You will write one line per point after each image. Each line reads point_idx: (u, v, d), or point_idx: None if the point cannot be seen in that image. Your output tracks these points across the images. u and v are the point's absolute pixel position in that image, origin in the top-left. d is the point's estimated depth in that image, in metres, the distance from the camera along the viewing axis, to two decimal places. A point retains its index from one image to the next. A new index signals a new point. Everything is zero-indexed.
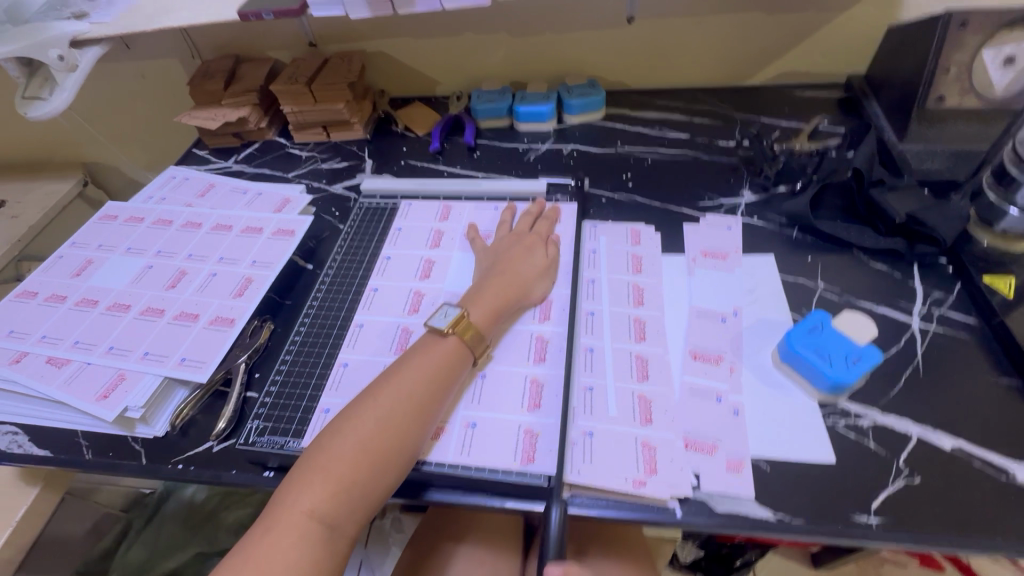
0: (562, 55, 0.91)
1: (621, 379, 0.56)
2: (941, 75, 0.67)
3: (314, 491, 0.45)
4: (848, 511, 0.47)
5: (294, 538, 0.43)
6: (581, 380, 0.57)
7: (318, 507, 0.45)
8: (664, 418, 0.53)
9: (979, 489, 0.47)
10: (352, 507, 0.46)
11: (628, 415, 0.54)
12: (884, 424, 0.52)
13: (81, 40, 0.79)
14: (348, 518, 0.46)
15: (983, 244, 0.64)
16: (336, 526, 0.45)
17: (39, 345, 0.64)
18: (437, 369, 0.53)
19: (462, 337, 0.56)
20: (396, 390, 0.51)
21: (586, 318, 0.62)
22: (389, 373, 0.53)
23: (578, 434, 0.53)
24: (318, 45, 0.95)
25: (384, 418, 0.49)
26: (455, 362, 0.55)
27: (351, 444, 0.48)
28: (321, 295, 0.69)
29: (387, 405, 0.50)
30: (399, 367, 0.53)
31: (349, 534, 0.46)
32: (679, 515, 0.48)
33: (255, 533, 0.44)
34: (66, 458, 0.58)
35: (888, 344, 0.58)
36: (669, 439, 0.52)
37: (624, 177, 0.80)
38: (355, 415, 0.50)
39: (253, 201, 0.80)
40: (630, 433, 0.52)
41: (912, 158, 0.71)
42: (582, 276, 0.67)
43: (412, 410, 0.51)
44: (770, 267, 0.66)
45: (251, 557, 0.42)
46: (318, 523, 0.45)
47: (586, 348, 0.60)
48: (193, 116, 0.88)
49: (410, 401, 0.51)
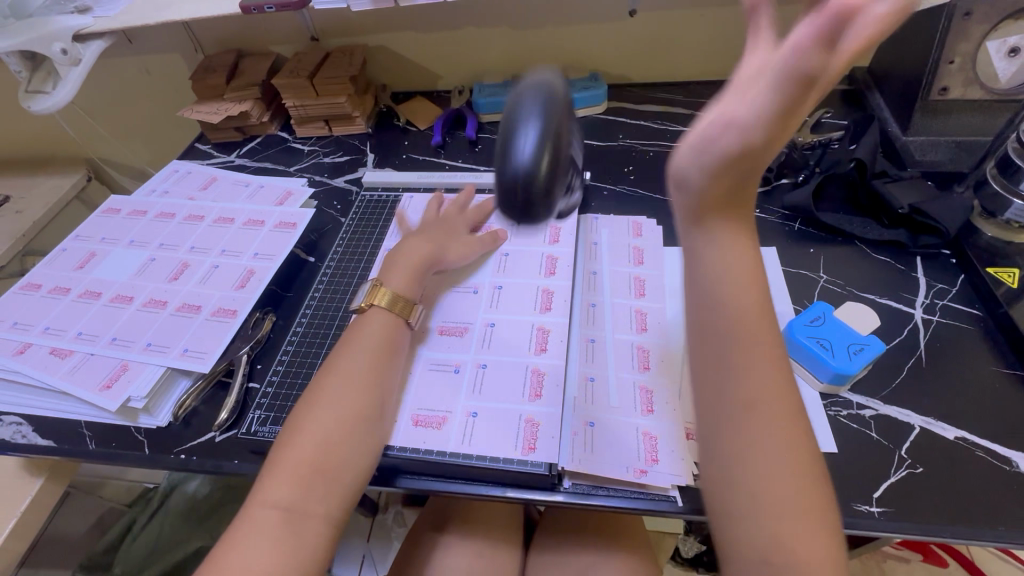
0: (564, 48, 0.91)
1: (621, 370, 0.57)
2: (944, 66, 0.66)
3: (273, 480, 0.45)
4: (850, 500, 0.47)
5: (260, 530, 0.43)
6: (582, 370, 0.57)
7: (277, 494, 0.45)
8: (665, 408, 0.53)
9: (983, 480, 0.47)
10: (315, 491, 0.45)
11: (629, 406, 0.54)
12: (886, 414, 0.52)
13: (84, 33, 0.79)
14: (312, 501, 0.45)
15: (988, 236, 0.64)
16: (300, 511, 0.44)
17: (43, 337, 0.64)
18: (376, 343, 0.54)
19: (390, 309, 0.57)
20: (341, 369, 0.52)
21: (585, 309, 0.63)
22: (331, 356, 0.54)
23: (578, 424, 0.52)
24: (320, 40, 0.95)
25: (331, 397, 0.50)
26: (389, 335, 0.55)
27: (306, 427, 0.48)
28: (323, 287, 0.69)
29: (333, 385, 0.51)
30: (340, 348, 0.54)
31: (320, 516, 0.45)
32: (680, 504, 0.48)
33: (230, 535, 0.44)
34: (70, 448, 0.58)
35: (891, 335, 0.58)
36: (670, 428, 0.52)
37: (626, 170, 0.80)
38: (306, 401, 0.50)
39: (254, 194, 0.80)
40: (632, 423, 0.52)
41: (915, 149, 0.71)
42: (583, 268, 0.67)
43: (358, 385, 0.51)
44: (772, 259, 0.66)
45: (224, 556, 0.42)
46: (280, 510, 0.44)
47: (586, 339, 0.60)
48: (195, 110, 0.88)
49: (354, 377, 0.51)
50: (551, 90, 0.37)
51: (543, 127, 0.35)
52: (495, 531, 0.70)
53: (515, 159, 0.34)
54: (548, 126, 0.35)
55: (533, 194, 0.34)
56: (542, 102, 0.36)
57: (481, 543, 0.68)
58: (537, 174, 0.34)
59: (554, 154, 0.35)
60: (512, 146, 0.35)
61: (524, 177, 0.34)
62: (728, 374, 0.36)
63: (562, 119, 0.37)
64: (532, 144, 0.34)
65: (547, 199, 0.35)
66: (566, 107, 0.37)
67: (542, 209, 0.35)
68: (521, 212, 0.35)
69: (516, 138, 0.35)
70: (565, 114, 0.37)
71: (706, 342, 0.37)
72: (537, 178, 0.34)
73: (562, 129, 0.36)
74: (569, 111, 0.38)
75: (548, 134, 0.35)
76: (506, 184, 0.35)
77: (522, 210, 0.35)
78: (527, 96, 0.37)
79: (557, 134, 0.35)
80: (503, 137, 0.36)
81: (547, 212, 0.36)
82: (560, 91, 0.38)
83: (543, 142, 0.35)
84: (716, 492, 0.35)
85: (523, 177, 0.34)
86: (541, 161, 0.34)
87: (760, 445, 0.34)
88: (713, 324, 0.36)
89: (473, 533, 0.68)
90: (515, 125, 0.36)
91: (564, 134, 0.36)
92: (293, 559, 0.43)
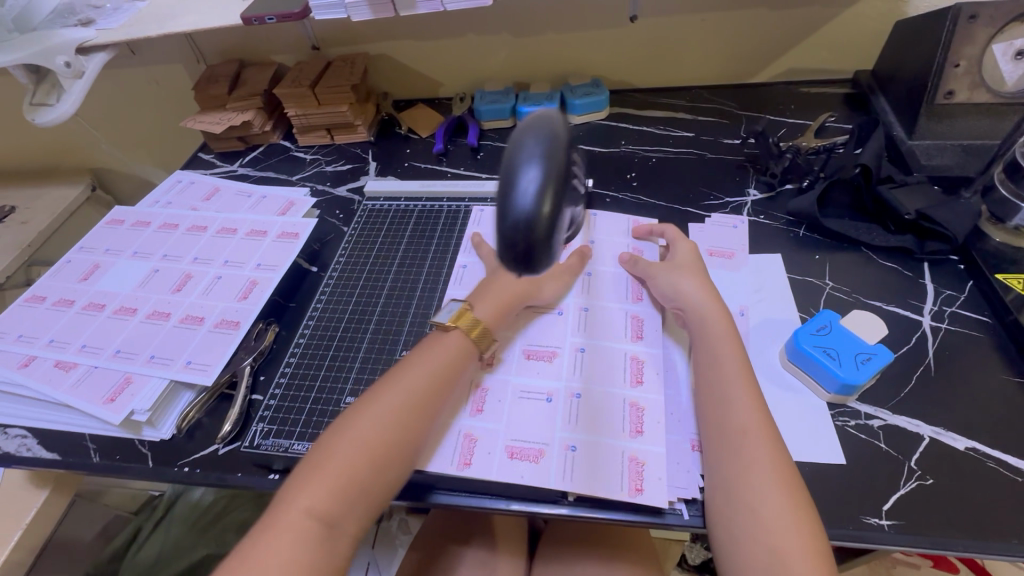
0: (565, 55, 0.91)
1: (613, 383, 0.56)
2: (949, 70, 0.66)
3: (314, 489, 0.45)
4: (859, 513, 0.46)
5: (292, 536, 0.42)
6: (569, 385, 0.56)
7: (318, 504, 0.44)
8: (655, 428, 0.52)
9: (994, 491, 0.46)
10: (352, 505, 0.45)
11: (618, 425, 0.53)
12: (895, 424, 0.51)
13: (88, 46, 0.80)
14: (347, 516, 0.45)
15: (997, 241, 0.63)
16: (335, 524, 0.44)
17: (47, 350, 0.64)
18: (442, 365, 0.54)
19: (467, 331, 0.56)
20: (399, 386, 0.51)
21: (578, 315, 0.62)
22: (390, 373, 0.54)
23: (561, 447, 0.52)
24: (322, 49, 0.95)
25: (386, 413, 0.49)
26: (459, 357, 0.55)
27: (356, 435, 0.48)
28: (325, 298, 0.69)
29: (389, 401, 0.50)
30: (402, 366, 0.54)
31: (349, 531, 0.45)
32: (686, 517, 0.48)
33: (255, 534, 0.43)
34: (74, 461, 0.58)
35: (899, 343, 0.57)
36: (659, 452, 0.51)
37: (629, 177, 0.80)
38: (357, 412, 0.50)
39: (257, 204, 0.80)
40: (619, 446, 0.51)
41: (921, 154, 0.70)
42: (579, 270, 0.67)
43: (414, 405, 0.51)
44: (777, 266, 0.65)
45: (250, 557, 0.41)
46: (316, 520, 0.43)
47: (577, 348, 0.59)
48: (198, 120, 0.89)
49: (412, 396, 0.51)
50: (553, 127, 0.34)
51: (546, 165, 0.31)
52: (500, 543, 0.69)
53: (517, 201, 0.31)
54: (552, 164, 0.32)
55: (535, 245, 0.31)
56: (544, 135, 0.33)
57: (486, 555, 0.67)
58: (538, 222, 0.31)
59: (557, 196, 0.32)
60: (515, 187, 0.31)
61: (525, 224, 0.31)
62: (722, 410, 0.49)
63: (567, 154, 0.33)
64: (534, 186, 0.31)
65: (550, 245, 0.32)
66: (569, 143, 0.34)
67: (545, 256, 0.32)
68: (522, 262, 0.32)
69: (519, 178, 0.31)
70: (568, 151, 0.34)
71: (706, 391, 0.51)
72: (540, 224, 0.31)
73: (566, 167, 0.33)
74: (572, 147, 0.35)
75: (552, 174, 0.31)
76: (507, 229, 0.31)
77: (523, 259, 0.32)
78: (530, 126, 0.34)
79: (562, 173, 0.32)
80: (504, 175, 0.32)
81: (549, 257, 0.33)
82: (562, 127, 0.34)
83: (546, 184, 0.31)
84: (722, 512, 0.45)
85: (524, 225, 0.31)
86: (543, 203, 0.31)
87: (754, 466, 0.45)
88: (708, 378, 0.51)
89: (478, 544, 0.68)
90: (516, 159, 0.32)
91: (568, 172, 0.33)
92: (321, 573, 0.42)
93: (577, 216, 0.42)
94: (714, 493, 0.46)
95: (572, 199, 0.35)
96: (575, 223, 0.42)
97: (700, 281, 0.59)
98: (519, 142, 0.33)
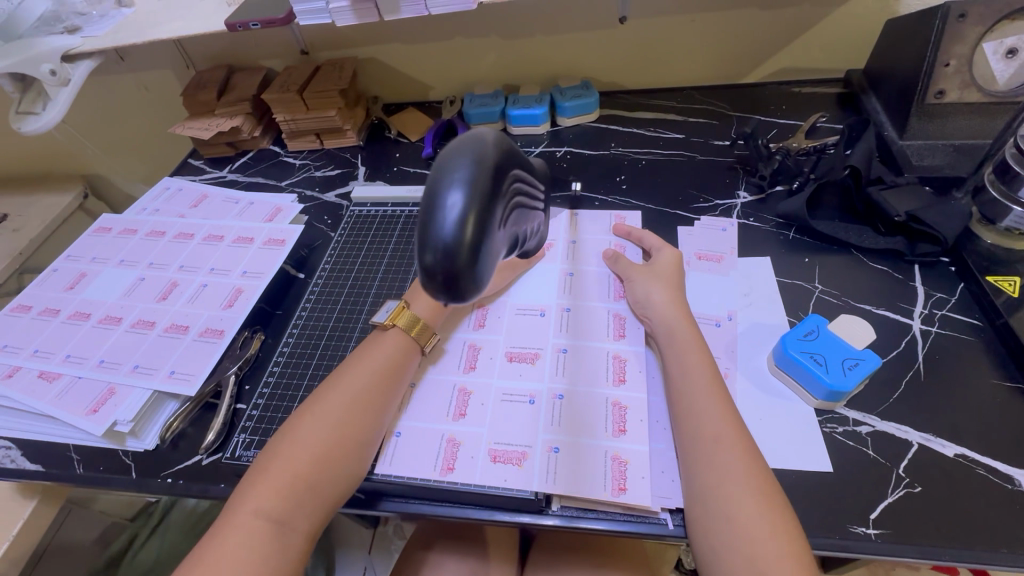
0: (555, 57, 0.90)
1: (592, 383, 0.55)
2: (940, 69, 0.65)
3: (262, 490, 0.45)
4: (845, 522, 0.46)
5: (241, 539, 0.43)
6: (552, 386, 0.56)
7: (264, 505, 0.45)
8: (638, 427, 0.52)
9: (984, 498, 0.46)
10: (301, 504, 0.46)
11: (601, 425, 0.52)
12: (884, 431, 0.51)
13: (73, 54, 0.79)
14: (297, 514, 0.45)
15: (988, 243, 0.62)
16: (284, 522, 0.45)
17: (31, 360, 0.64)
18: (384, 363, 0.54)
19: (406, 330, 0.57)
20: (342, 385, 0.52)
21: (560, 316, 0.62)
22: (334, 372, 0.54)
23: (543, 449, 0.51)
24: (310, 53, 0.95)
25: (328, 412, 0.50)
26: (400, 353, 0.55)
27: (301, 437, 0.48)
28: (310, 305, 0.69)
29: (331, 401, 0.51)
30: (344, 365, 0.54)
31: (302, 529, 0.45)
32: (670, 527, 0.47)
33: (208, 538, 0.44)
34: (58, 473, 0.58)
35: (888, 347, 0.57)
36: (642, 450, 0.50)
37: (618, 179, 0.79)
38: (302, 414, 0.50)
39: (244, 211, 0.80)
40: (601, 446, 0.51)
41: (912, 154, 0.69)
42: (557, 269, 0.67)
43: (357, 403, 0.51)
44: (765, 269, 0.65)
45: (201, 561, 0.42)
46: (265, 520, 0.44)
47: (558, 348, 0.59)
48: (186, 127, 0.88)
49: (355, 394, 0.51)
50: (482, 146, 0.32)
51: (469, 188, 0.30)
52: (490, 550, 0.68)
53: (438, 228, 0.29)
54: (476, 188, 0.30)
55: (458, 273, 0.30)
56: (471, 155, 0.31)
57: (474, 562, 0.67)
58: (460, 250, 0.29)
59: (482, 221, 0.30)
60: (435, 212, 0.30)
61: (446, 252, 0.29)
62: (695, 418, 0.49)
63: (495, 176, 0.32)
64: (455, 211, 0.29)
65: (476, 272, 0.31)
66: (500, 163, 0.32)
67: (472, 284, 0.31)
68: (447, 291, 0.31)
69: (441, 203, 0.30)
70: (498, 171, 0.32)
71: (679, 399, 0.51)
72: (462, 251, 0.29)
73: (493, 189, 0.31)
74: (505, 166, 0.33)
75: (476, 198, 0.30)
76: (428, 257, 0.30)
77: (447, 288, 0.30)
78: (458, 146, 0.32)
79: (483, 196, 0.30)
80: (426, 200, 0.30)
81: (477, 285, 0.31)
82: (492, 145, 0.32)
83: (468, 208, 0.29)
84: (702, 520, 0.44)
85: (445, 254, 0.29)
86: (466, 229, 0.29)
87: (729, 473, 0.44)
88: (683, 384, 0.51)
89: (468, 551, 0.68)
90: (439, 182, 0.30)
91: (496, 195, 0.31)
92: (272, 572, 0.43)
93: (524, 232, 0.40)
94: (691, 500, 0.46)
95: (505, 220, 0.34)
96: (521, 238, 0.40)
97: (673, 290, 0.59)
98: (444, 164, 0.31)
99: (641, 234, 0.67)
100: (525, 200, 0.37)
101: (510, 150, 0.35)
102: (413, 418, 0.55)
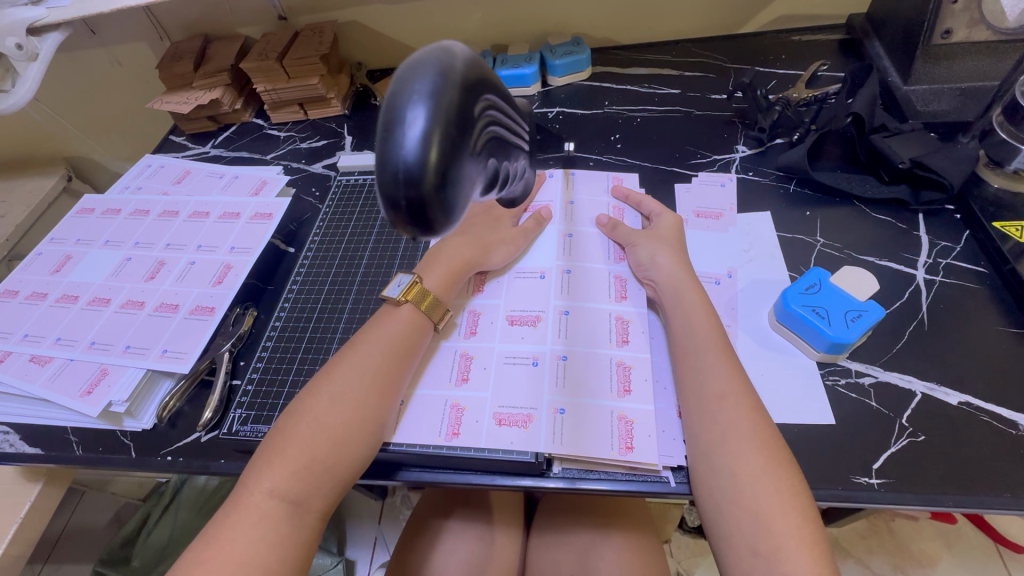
0: (544, 13, 0.86)
1: (595, 344, 0.55)
2: (947, 7, 0.61)
3: (275, 469, 0.45)
4: (849, 473, 0.45)
5: (256, 516, 0.43)
6: (554, 348, 0.55)
7: (280, 485, 0.44)
8: (642, 387, 0.51)
9: (987, 445, 0.45)
10: (318, 485, 0.45)
11: (605, 386, 0.52)
12: (886, 381, 0.50)
13: (39, 26, 0.75)
14: (312, 494, 0.45)
15: (994, 187, 0.60)
16: (300, 503, 0.44)
17: (22, 344, 0.63)
18: (393, 338, 0.52)
19: (418, 305, 0.55)
20: (355, 361, 0.51)
21: (561, 277, 0.60)
22: (344, 348, 0.53)
23: (548, 411, 0.51)
24: (289, 19, 0.90)
25: (341, 390, 0.49)
26: (413, 331, 0.54)
27: (311, 412, 0.48)
28: (300, 278, 0.67)
29: (344, 378, 0.49)
30: (355, 341, 0.53)
31: (318, 508, 0.45)
32: (673, 484, 0.47)
33: (219, 517, 0.44)
34: (58, 455, 0.57)
35: (892, 298, 0.56)
36: (648, 410, 0.50)
37: (613, 139, 0.77)
38: (314, 391, 0.49)
39: (229, 185, 0.78)
40: (607, 407, 0.50)
41: (917, 99, 0.67)
42: (558, 231, 0.65)
43: (372, 381, 0.49)
44: (766, 224, 0.63)
45: (215, 541, 0.42)
46: (280, 500, 0.44)
47: (561, 310, 0.57)
48: (163, 101, 0.84)
49: (362, 369, 0.50)
50: (450, 56, 0.27)
51: (435, 103, 0.25)
52: (494, 515, 0.69)
53: (397, 148, 0.25)
54: (442, 103, 0.25)
55: (425, 203, 0.26)
56: (437, 65, 0.26)
57: (481, 527, 0.67)
58: (426, 174, 0.25)
59: (450, 140, 0.25)
60: (395, 130, 0.25)
61: (408, 176, 0.25)
62: (698, 377, 0.48)
63: (467, 94, 0.27)
64: (417, 128, 0.25)
65: (448, 201, 0.26)
66: (474, 79, 0.27)
67: (442, 215, 0.27)
68: (414, 224, 0.27)
69: (401, 120, 0.25)
70: (472, 89, 0.27)
71: (683, 359, 0.50)
72: (427, 176, 0.25)
73: (464, 108, 0.26)
74: (480, 86, 0.28)
75: (442, 114, 0.25)
76: (388, 181, 0.26)
77: (413, 220, 0.26)
78: (422, 56, 0.27)
79: (452, 108, 0.26)
80: (384, 116, 0.26)
81: (451, 217, 0.27)
82: (464, 57, 0.27)
83: (433, 125, 0.25)
84: (706, 479, 0.44)
85: (408, 178, 0.25)
86: (431, 150, 0.25)
87: (733, 432, 0.44)
88: (685, 344, 0.50)
89: (472, 515, 0.68)
90: (399, 96, 0.26)
91: (468, 111, 0.27)
92: (287, 551, 0.43)
93: (512, 172, 0.36)
94: (695, 460, 0.45)
95: (482, 149, 0.29)
96: (510, 179, 0.36)
97: (680, 254, 0.58)
98: (405, 74, 0.26)
99: (641, 199, 0.65)
100: (509, 133, 0.33)
101: (485, 68, 0.29)
102: (423, 386, 0.54)
